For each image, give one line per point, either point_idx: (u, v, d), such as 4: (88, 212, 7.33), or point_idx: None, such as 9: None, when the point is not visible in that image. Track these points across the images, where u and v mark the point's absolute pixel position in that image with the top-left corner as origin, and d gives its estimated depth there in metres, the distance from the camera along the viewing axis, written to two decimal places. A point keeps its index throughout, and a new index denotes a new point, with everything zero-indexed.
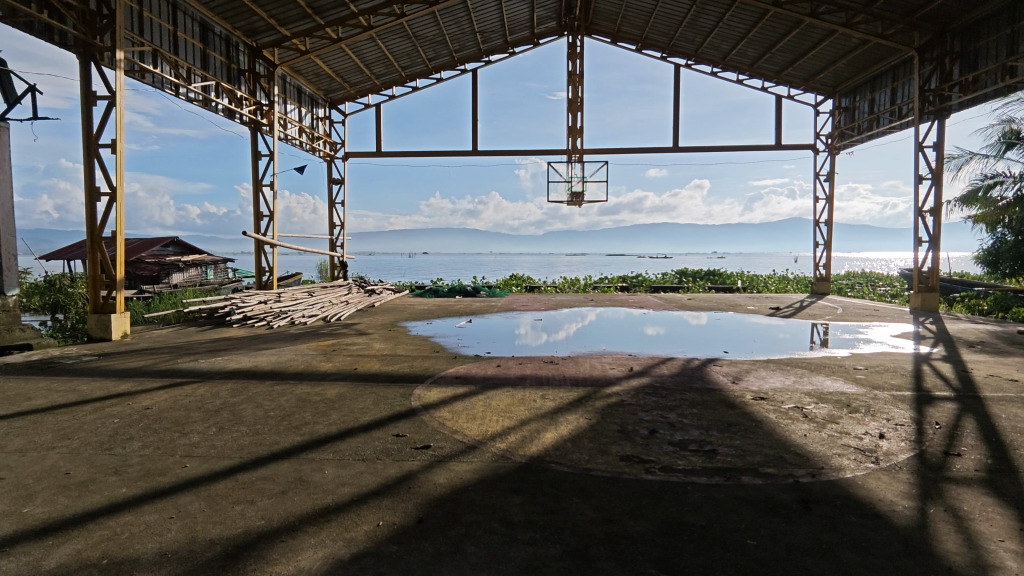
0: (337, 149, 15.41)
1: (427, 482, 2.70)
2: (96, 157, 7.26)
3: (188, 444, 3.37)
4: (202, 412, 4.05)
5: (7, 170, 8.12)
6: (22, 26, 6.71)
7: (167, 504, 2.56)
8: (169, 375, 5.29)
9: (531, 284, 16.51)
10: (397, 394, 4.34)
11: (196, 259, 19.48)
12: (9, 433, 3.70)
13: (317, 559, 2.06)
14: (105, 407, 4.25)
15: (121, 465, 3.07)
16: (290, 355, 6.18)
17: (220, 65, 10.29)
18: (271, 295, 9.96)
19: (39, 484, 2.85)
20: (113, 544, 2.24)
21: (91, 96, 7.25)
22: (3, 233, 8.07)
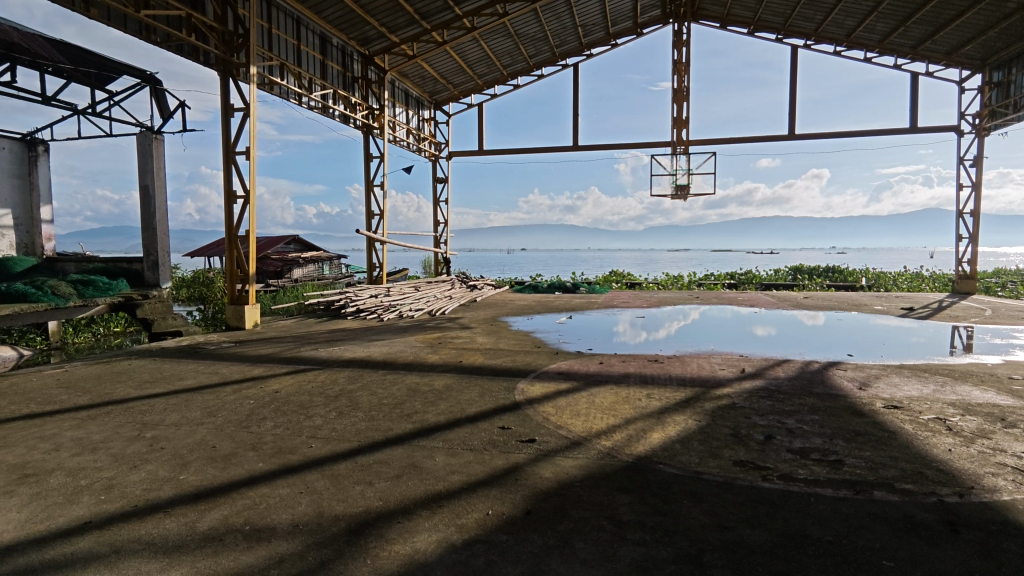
0: (442, 149, 15.97)
1: (534, 475, 2.73)
2: (233, 163, 8.05)
3: (312, 426, 3.65)
4: (323, 397, 4.38)
5: (163, 178, 9.21)
6: (175, 49, 7.60)
7: (298, 480, 2.79)
8: (294, 362, 5.77)
9: (632, 281, 16.19)
10: (501, 387, 4.43)
11: (314, 255, 21.06)
12: (166, 408, 4.22)
13: (431, 542, 2.15)
14: (242, 389, 4.71)
15: (257, 442, 3.38)
16: (400, 346, 6.52)
17: (337, 74, 11.02)
18: (381, 290, 10.53)
19: (191, 454, 3.21)
20: (253, 512, 2.47)
21: (229, 108, 8.03)
22: (159, 233, 9.15)
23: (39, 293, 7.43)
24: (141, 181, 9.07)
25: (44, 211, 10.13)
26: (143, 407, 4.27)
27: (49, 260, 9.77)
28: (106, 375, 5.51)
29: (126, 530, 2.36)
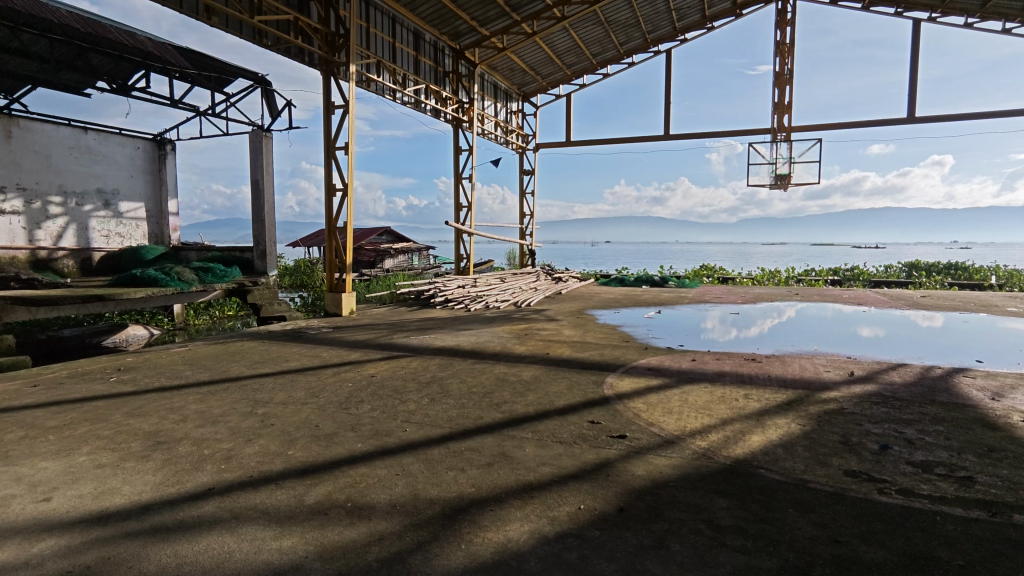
0: (529, 140, 16.01)
1: (626, 472, 2.68)
2: (333, 158, 8.49)
3: (406, 411, 3.79)
4: (416, 382, 4.55)
5: (271, 173, 9.87)
6: (284, 52, 8.10)
7: (395, 462, 2.91)
8: (388, 348, 6.02)
9: (724, 276, 15.52)
10: (590, 381, 4.39)
11: (405, 246, 21.88)
12: (275, 387, 4.55)
13: (524, 532, 2.16)
14: (341, 373, 4.99)
15: (356, 424, 3.56)
16: (488, 336, 6.63)
17: (429, 69, 11.31)
18: (469, 281, 10.75)
19: (298, 432, 3.44)
20: (354, 490, 2.60)
21: (330, 106, 8.47)
22: (268, 225, 9.84)
23: (166, 278, 8.17)
24: (252, 176, 9.77)
25: (171, 204, 11.19)
26: (255, 385, 4.62)
27: (175, 248, 10.80)
28: (223, 354, 6.02)
29: (242, 498, 2.55)
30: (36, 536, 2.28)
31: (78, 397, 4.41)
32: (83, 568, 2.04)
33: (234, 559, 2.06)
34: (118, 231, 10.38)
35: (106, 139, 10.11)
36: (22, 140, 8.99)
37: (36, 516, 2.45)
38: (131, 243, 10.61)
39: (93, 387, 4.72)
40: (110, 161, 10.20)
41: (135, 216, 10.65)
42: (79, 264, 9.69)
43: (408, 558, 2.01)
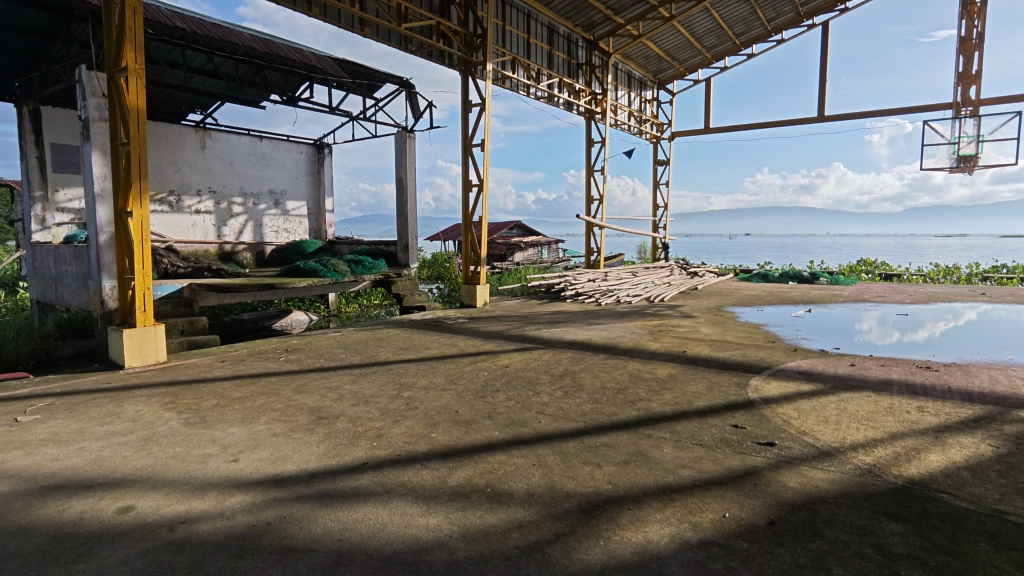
0: (664, 129, 15.44)
1: (776, 482, 2.49)
2: (470, 155, 8.83)
3: (540, 402, 3.85)
4: (549, 375, 4.60)
5: (414, 171, 10.48)
6: (427, 56, 8.58)
7: (531, 452, 2.97)
8: (521, 340, 6.17)
9: (888, 272, 13.86)
10: (732, 382, 4.14)
11: (535, 239, 22.25)
12: (418, 372, 4.86)
13: (665, 535, 2.09)
14: (477, 362, 5.19)
15: (492, 412, 3.68)
16: (620, 331, 6.52)
17: (562, 62, 11.35)
18: (599, 275, 10.66)
19: (439, 416, 3.63)
20: (493, 476, 2.69)
21: (467, 104, 8.82)
22: (410, 220, 10.45)
23: (324, 269, 9.03)
24: (397, 174, 10.44)
25: (327, 202, 12.24)
26: (400, 370, 4.97)
27: (331, 243, 11.89)
28: (372, 340, 6.54)
29: (393, 475, 2.75)
30: (228, 491, 2.64)
31: (256, 373, 5.04)
32: (264, 523, 2.32)
33: (387, 531, 2.22)
34: (286, 227, 11.64)
35: (277, 145, 11.38)
36: (214, 149, 10.44)
37: (227, 474, 2.84)
38: (295, 237, 11.85)
39: (268, 365, 5.37)
40: (279, 164, 11.46)
41: (299, 214, 11.87)
42: (255, 256, 11.06)
43: (546, 548, 2.04)
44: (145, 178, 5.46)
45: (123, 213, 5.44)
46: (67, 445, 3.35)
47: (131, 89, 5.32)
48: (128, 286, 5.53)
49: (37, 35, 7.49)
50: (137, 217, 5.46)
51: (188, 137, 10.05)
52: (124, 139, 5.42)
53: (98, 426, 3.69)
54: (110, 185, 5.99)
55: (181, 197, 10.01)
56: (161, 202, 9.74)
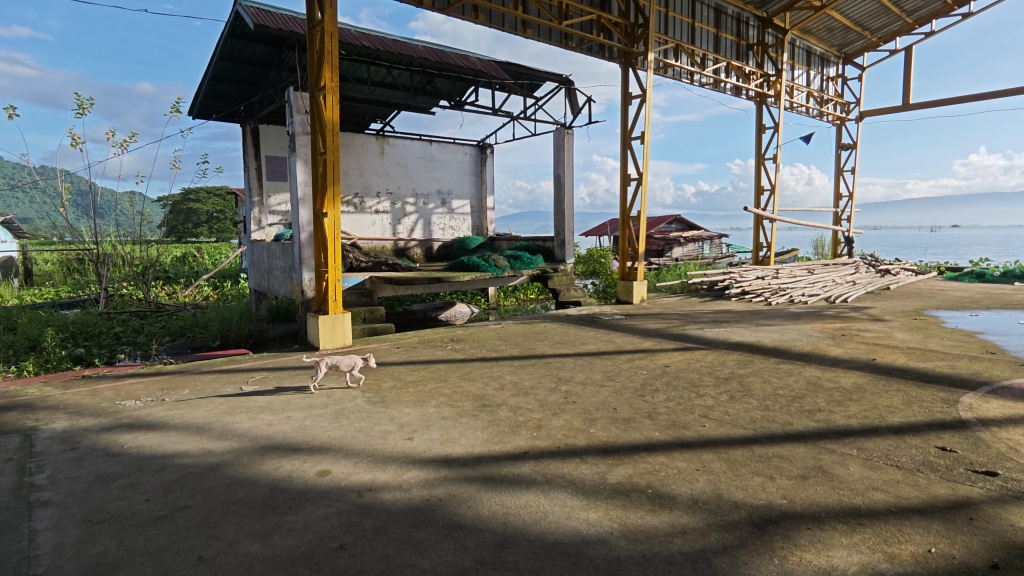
0: (850, 109, 13.76)
1: (1000, 520, 2.10)
2: (629, 148, 8.67)
3: (704, 406, 3.67)
4: (713, 377, 4.36)
5: (572, 167, 10.53)
6: (587, 50, 8.57)
7: (694, 456, 2.84)
8: (681, 339, 5.92)
9: None
10: (937, 398, 3.58)
11: (695, 234, 21.22)
12: (574, 367, 4.90)
13: (852, 563, 1.88)
14: (635, 360, 5.09)
15: (652, 412, 3.58)
16: (795, 334, 5.96)
17: (730, 44, 10.66)
18: (769, 273, 9.85)
19: (597, 412, 3.63)
20: (654, 477, 2.63)
21: (627, 96, 8.66)
22: (567, 216, 10.55)
23: (485, 264, 9.45)
24: (554, 171, 10.60)
25: (489, 200, 12.84)
26: (558, 363, 5.05)
27: (491, 239, 12.44)
28: (530, 333, 6.73)
29: (553, 465, 2.81)
30: (405, 466, 2.91)
31: (427, 360, 5.47)
32: (437, 499, 2.52)
33: (548, 520, 2.28)
34: (451, 224, 12.43)
35: (445, 148, 12.18)
36: (391, 155, 11.50)
37: (404, 451, 3.12)
38: (460, 234, 12.59)
39: (436, 353, 5.79)
40: (447, 166, 12.26)
41: (463, 212, 12.59)
42: (424, 252, 11.98)
43: (713, 558, 1.94)
44: (337, 183, 6.20)
45: (320, 214, 6.23)
46: (278, 412, 3.94)
47: (327, 104, 6.06)
48: (323, 278, 6.32)
49: (256, 64, 8.84)
50: (331, 218, 6.22)
51: (370, 144, 11.20)
52: (321, 149, 6.18)
53: (300, 399, 4.27)
54: (310, 190, 6.89)
55: (364, 199, 11.18)
56: (348, 204, 10.98)
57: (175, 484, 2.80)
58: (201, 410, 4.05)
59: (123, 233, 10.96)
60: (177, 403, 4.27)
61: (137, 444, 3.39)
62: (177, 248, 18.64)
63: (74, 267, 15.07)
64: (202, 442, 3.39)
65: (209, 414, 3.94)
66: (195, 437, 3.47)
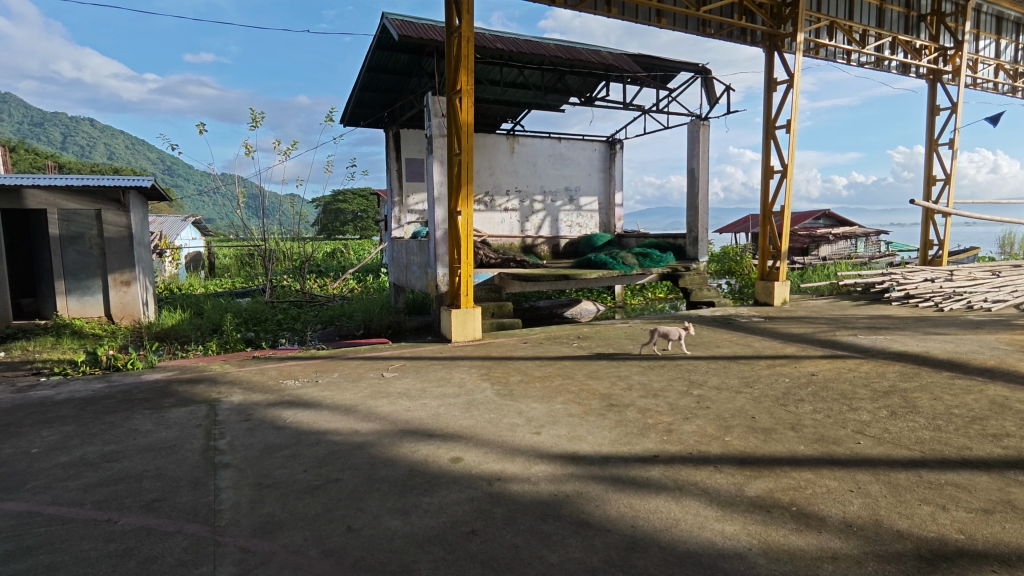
0: None
1: None
2: (773, 138, 8.06)
3: (859, 421, 3.31)
4: (869, 390, 3.92)
5: (707, 161, 10.01)
6: (727, 36, 8.09)
7: (847, 475, 2.58)
8: (830, 346, 5.40)
9: None
10: None
11: (847, 231, 19.23)
12: (708, 371, 4.66)
13: None
14: (776, 366, 4.73)
15: (797, 424, 3.31)
16: (974, 345, 5.17)
17: (897, 17, 9.50)
18: (940, 275, 8.65)
19: (734, 420, 3.43)
20: (800, 495, 2.42)
21: (772, 82, 8.04)
22: (701, 212, 10.06)
23: (613, 262, 9.29)
24: (688, 165, 10.15)
25: (618, 196, 12.61)
26: (690, 366, 4.84)
27: (619, 236, 12.22)
28: None
29: (685, 472, 2.71)
30: (533, 459, 2.96)
31: (576, 354, 5.53)
32: (565, 495, 2.53)
33: (680, 528, 2.19)
34: (578, 222, 12.40)
35: (574, 145, 12.18)
36: (521, 154, 11.73)
37: (533, 444, 3.18)
38: (587, 231, 12.52)
39: (563, 349, 5.82)
40: (575, 163, 12.24)
41: (591, 209, 12.51)
42: (551, 249, 12.09)
43: None
44: (471, 182, 6.46)
45: (454, 213, 6.54)
46: (415, 399, 4.20)
47: (463, 107, 6.33)
48: (456, 274, 6.62)
49: (400, 73, 9.47)
50: (464, 216, 6.50)
51: (501, 144, 11.52)
52: (456, 150, 6.46)
53: (435, 387, 4.51)
54: (445, 190, 7.25)
55: (494, 197, 11.54)
56: (479, 202, 11.41)
57: (328, 459, 3.09)
58: (349, 393, 4.44)
59: (284, 230, 12.39)
60: (329, 385, 4.71)
61: (297, 420, 3.80)
62: (328, 244, 20.57)
63: (247, 260, 17.22)
64: (350, 421, 3.71)
65: (356, 397, 4.31)
66: (344, 417, 3.82)
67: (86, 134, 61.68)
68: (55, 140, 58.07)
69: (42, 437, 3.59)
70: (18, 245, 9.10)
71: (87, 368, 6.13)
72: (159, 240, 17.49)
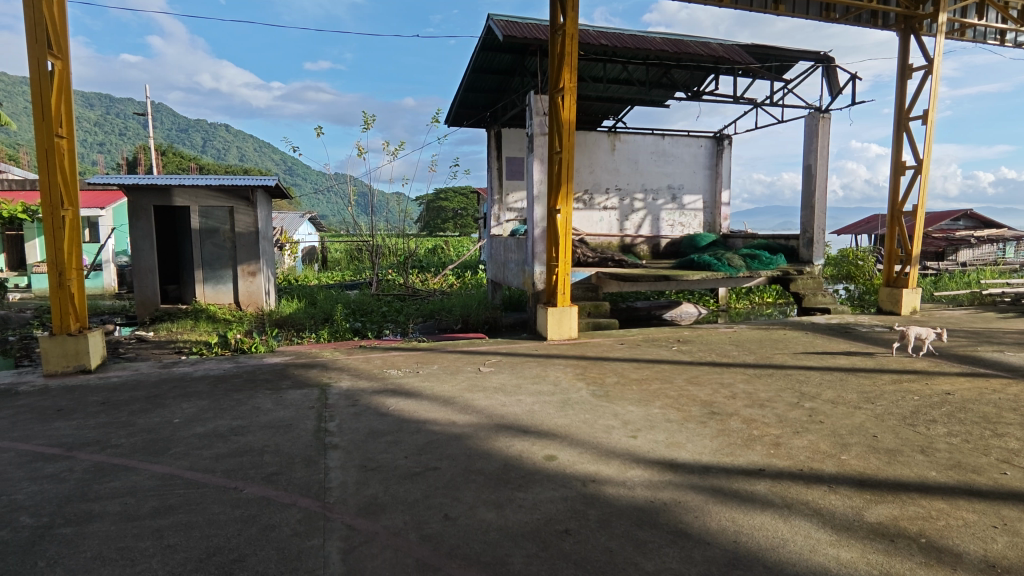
0: None
1: None
2: (906, 131, 7.33)
3: (1004, 448, 2.92)
4: (1019, 415, 3.44)
5: (826, 157, 9.28)
6: (854, 20, 7.43)
7: (989, 509, 2.29)
8: (970, 363, 4.81)
9: None
10: None
11: (993, 234, 17.09)
12: (822, 383, 4.32)
13: None
14: (903, 382, 4.29)
15: (928, 447, 2.98)
16: None
17: None
18: None
19: (851, 437, 3.15)
20: (930, 526, 2.18)
21: (906, 69, 7.30)
22: (818, 211, 9.34)
23: (718, 263, 8.86)
24: (805, 161, 9.47)
25: (725, 195, 12.02)
26: (801, 376, 4.51)
27: (725, 237, 11.67)
28: (768, 340, 6.14)
29: (794, 489, 2.53)
30: (629, 463, 2.90)
31: (677, 359, 5.34)
32: (661, 503, 2.45)
33: (788, 549, 2.06)
34: (681, 221, 11.97)
35: (678, 142, 11.78)
36: (622, 151, 11.52)
37: (629, 448, 3.11)
38: (689, 231, 12.06)
39: (661, 352, 5.65)
40: (679, 160, 11.83)
41: (695, 208, 12.03)
42: (651, 249, 11.78)
43: None
44: (571, 180, 6.43)
45: (554, 211, 6.54)
46: (511, 394, 4.26)
47: (565, 104, 6.31)
48: (554, 272, 6.63)
49: (503, 73, 9.62)
50: (564, 214, 6.48)
51: (601, 142, 11.38)
52: (557, 148, 6.46)
53: (530, 384, 4.55)
54: (544, 188, 7.28)
55: (593, 195, 11.43)
56: (578, 201, 11.36)
57: (427, 447, 3.21)
58: (447, 385, 4.59)
59: (391, 227, 13.05)
60: (429, 376, 4.90)
61: (399, 408, 3.99)
62: (430, 240, 21.38)
63: (355, 255, 18.33)
64: (448, 413, 3.83)
65: (454, 389, 4.45)
66: (442, 408, 3.95)
67: (222, 138, 68.39)
68: (196, 144, 64.90)
69: (182, 409, 4.03)
70: (166, 237, 10.28)
71: (219, 349, 6.81)
72: (280, 235, 19.05)
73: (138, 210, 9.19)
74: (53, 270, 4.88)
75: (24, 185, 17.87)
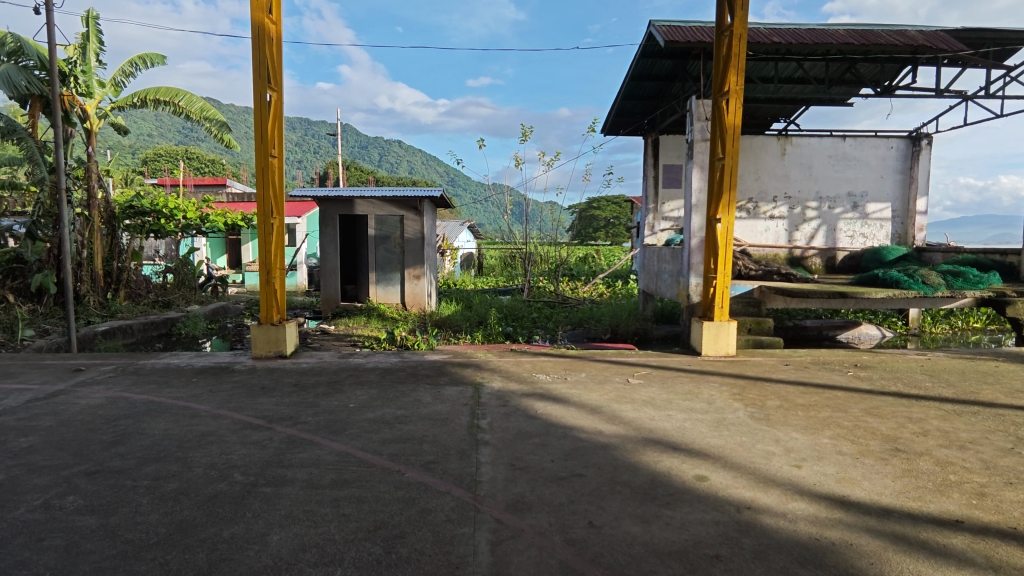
0: None
1: None
2: None
3: None
4: None
5: None
6: None
7: None
8: None
9: None
10: None
11: None
12: None
13: None
14: None
15: None
16: None
17: None
18: None
19: None
20: None
21: None
22: None
23: (908, 280, 7.71)
24: None
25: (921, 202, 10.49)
26: (1018, 418, 3.79)
27: (920, 251, 10.18)
28: (972, 371, 5.24)
29: (1002, 550, 2.14)
30: (792, 494, 2.67)
31: (853, 386, 4.78)
32: (828, 542, 2.23)
33: None
34: (863, 231, 10.69)
35: (862, 143, 10.55)
36: (793, 155, 10.60)
37: (791, 478, 2.86)
38: (873, 243, 10.72)
39: (833, 377, 5.10)
40: (863, 164, 10.59)
41: (881, 217, 10.66)
42: (825, 262, 10.67)
43: None
44: (734, 188, 6.07)
45: (713, 220, 6.24)
46: (661, 408, 4.14)
47: (729, 109, 5.98)
48: (711, 284, 6.32)
49: (664, 78, 9.39)
50: (724, 223, 6.16)
51: (771, 146, 10.57)
52: (719, 154, 6.16)
53: (682, 400, 4.37)
54: (704, 196, 6.98)
55: (758, 204, 10.67)
56: (741, 209, 10.68)
57: (573, 453, 3.25)
58: (595, 393, 4.59)
59: (544, 235, 13.37)
60: (576, 383, 4.94)
61: (547, 412, 4.08)
62: (582, 248, 21.51)
63: (509, 261, 19.05)
64: (595, 421, 3.83)
65: (601, 398, 4.44)
66: (589, 416, 3.96)
67: (396, 153, 75.22)
68: (375, 159, 72.23)
69: (356, 396, 4.52)
70: (348, 242, 11.58)
71: (388, 344, 7.51)
72: (442, 241, 20.44)
73: (327, 219, 10.48)
74: (263, 269, 5.78)
75: (243, 198, 21.28)
